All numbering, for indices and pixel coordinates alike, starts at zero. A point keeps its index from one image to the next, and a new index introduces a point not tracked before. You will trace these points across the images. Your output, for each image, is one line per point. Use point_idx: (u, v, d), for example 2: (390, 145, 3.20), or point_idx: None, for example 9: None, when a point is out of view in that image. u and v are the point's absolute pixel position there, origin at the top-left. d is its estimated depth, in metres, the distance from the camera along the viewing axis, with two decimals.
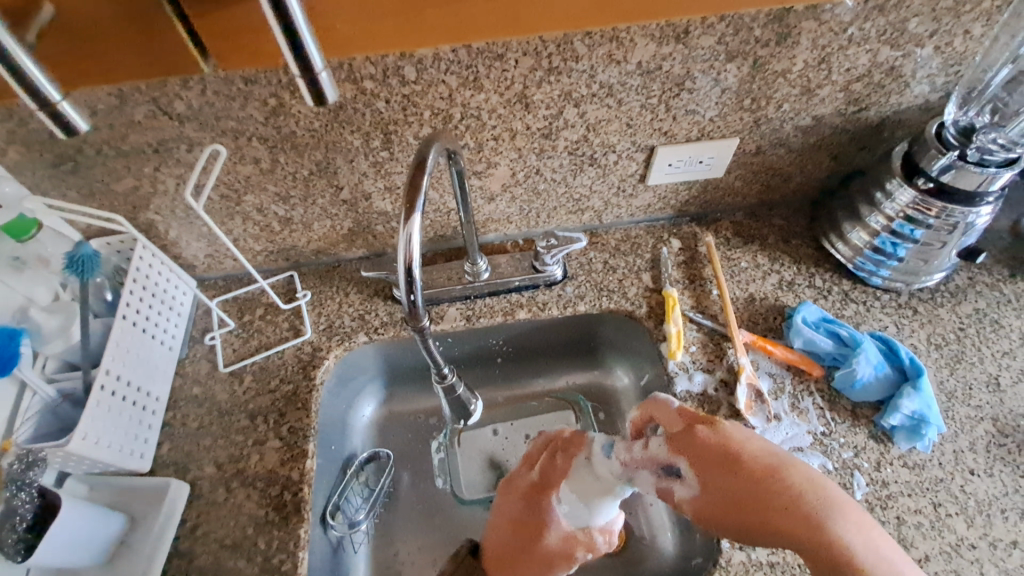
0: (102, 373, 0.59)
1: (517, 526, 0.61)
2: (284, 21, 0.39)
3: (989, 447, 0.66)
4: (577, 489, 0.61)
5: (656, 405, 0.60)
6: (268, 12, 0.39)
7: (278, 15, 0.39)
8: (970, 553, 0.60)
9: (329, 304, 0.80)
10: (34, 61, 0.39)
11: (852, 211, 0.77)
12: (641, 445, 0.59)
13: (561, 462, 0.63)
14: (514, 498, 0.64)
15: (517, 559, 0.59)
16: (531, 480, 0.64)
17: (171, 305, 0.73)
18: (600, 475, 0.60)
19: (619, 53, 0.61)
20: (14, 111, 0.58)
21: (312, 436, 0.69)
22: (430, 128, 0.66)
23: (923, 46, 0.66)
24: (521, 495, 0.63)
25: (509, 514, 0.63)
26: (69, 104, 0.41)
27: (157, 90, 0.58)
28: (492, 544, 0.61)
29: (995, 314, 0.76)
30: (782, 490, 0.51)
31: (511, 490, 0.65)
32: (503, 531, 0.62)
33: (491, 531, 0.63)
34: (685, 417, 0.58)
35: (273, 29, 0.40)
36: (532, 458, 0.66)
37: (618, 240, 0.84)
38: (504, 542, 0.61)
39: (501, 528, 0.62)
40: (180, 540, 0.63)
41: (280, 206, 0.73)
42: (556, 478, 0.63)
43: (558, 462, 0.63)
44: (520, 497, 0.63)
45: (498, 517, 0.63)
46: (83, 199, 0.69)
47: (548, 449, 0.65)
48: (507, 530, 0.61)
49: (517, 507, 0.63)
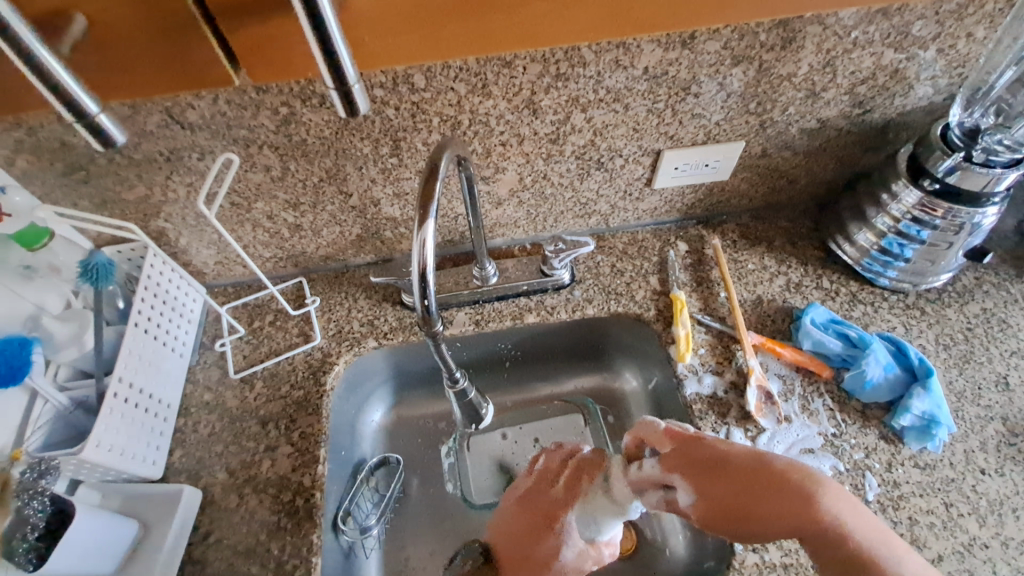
0: (115, 381, 0.59)
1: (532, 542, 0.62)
2: (323, 43, 0.40)
3: (999, 447, 0.66)
4: (592, 508, 0.61)
5: (644, 427, 0.60)
6: (308, 31, 0.40)
7: (317, 33, 0.40)
8: (983, 553, 0.60)
9: (338, 310, 0.80)
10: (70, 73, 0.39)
11: (858, 212, 0.77)
12: (636, 466, 0.59)
13: (581, 482, 0.64)
14: (532, 514, 0.64)
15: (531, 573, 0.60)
16: (551, 496, 0.64)
17: (181, 313, 0.74)
18: (614, 499, 0.59)
19: (626, 59, 0.62)
20: (26, 121, 0.59)
21: (324, 442, 0.69)
22: (439, 134, 0.67)
23: (926, 48, 0.66)
24: (539, 511, 0.64)
25: (525, 529, 0.63)
26: (105, 116, 0.42)
27: (170, 100, 0.59)
28: (507, 557, 0.62)
29: (1002, 314, 0.76)
30: (769, 478, 0.50)
31: (528, 504, 0.65)
32: (518, 544, 0.62)
33: (505, 544, 0.63)
34: (672, 436, 0.58)
35: (313, 50, 0.41)
36: (550, 473, 0.67)
37: (625, 243, 0.84)
38: (518, 555, 0.61)
39: (516, 541, 0.62)
40: (193, 546, 0.63)
41: (289, 213, 0.74)
42: (576, 495, 0.63)
43: (579, 483, 0.63)
44: (538, 513, 0.64)
45: (513, 530, 0.64)
46: (94, 207, 0.69)
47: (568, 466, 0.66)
48: (522, 545, 0.62)
49: (535, 522, 0.63)
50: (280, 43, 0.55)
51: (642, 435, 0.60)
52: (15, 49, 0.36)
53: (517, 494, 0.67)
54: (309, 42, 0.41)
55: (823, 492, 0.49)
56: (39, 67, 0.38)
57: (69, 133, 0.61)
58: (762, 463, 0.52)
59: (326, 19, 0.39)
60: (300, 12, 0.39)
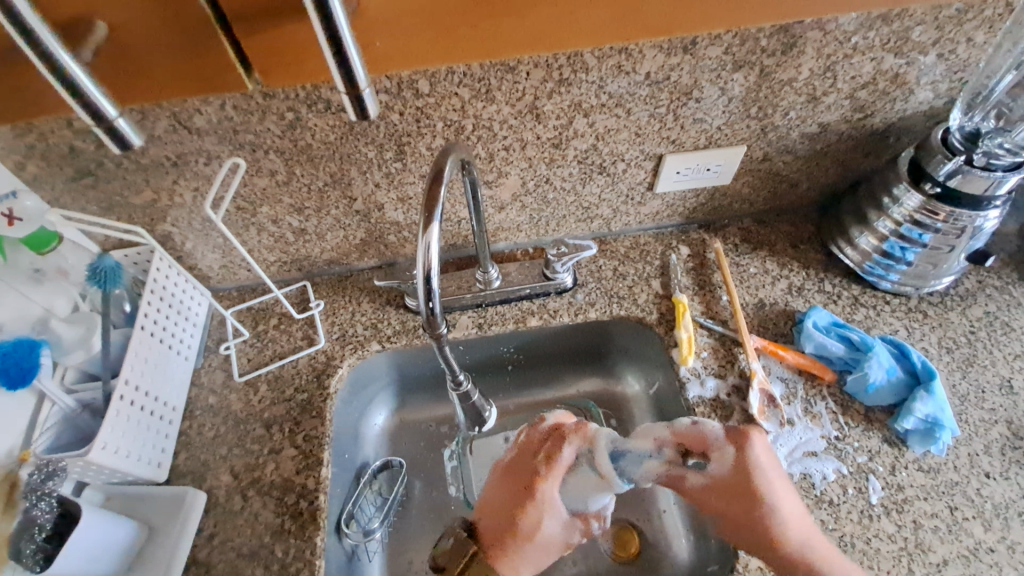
0: (122, 384, 0.60)
1: (515, 517, 0.57)
2: (335, 40, 0.40)
3: (1004, 450, 0.66)
4: (580, 482, 0.59)
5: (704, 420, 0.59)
6: (320, 27, 0.40)
7: (328, 28, 0.40)
8: (989, 557, 0.60)
9: (342, 313, 0.80)
10: (92, 79, 0.40)
11: (860, 215, 0.77)
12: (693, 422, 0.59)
13: (568, 455, 0.59)
14: (514, 486, 0.59)
15: (516, 553, 0.56)
16: (536, 466, 0.59)
17: (187, 316, 0.74)
18: (605, 477, 0.57)
19: (628, 64, 0.63)
20: (36, 127, 0.59)
21: (328, 444, 0.70)
22: (443, 139, 0.67)
23: (926, 54, 0.67)
24: (521, 482, 0.59)
25: (508, 501, 0.58)
26: (124, 121, 0.42)
27: (178, 105, 0.59)
28: (492, 530, 0.57)
29: (1005, 317, 0.76)
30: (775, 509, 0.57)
31: (513, 475, 0.60)
32: (502, 517, 0.58)
33: (492, 517, 0.58)
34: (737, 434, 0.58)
35: (325, 50, 0.41)
36: (533, 443, 0.61)
37: (627, 247, 0.85)
38: (503, 531, 0.57)
39: (500, 516, 0.58)
40: (198, 549, 0.63)
41: (294, 217, 0.74)
42: (563, 468, 0.58)
43: (565, 453, 0.58)
44: (522, 482, 0.59)
45: (496, 500, 0.59)
46: (102, 212, 0.70)
47: (550, 434, 0.60)
48: (505, 518, 0.57)
49: (518, 495, 0.58)
50: (294, 43, 0.55)
51: (700, 433, 0.58)
52: (32, 46, 0.37)
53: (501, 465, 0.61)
54: (317, 31, 0.41)
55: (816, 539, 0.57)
56: (56, 65, 0.38)
57: (78, 139, 0.62)
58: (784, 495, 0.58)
59: (339, 22, 0.40)
60: (314, 16, 0.39)
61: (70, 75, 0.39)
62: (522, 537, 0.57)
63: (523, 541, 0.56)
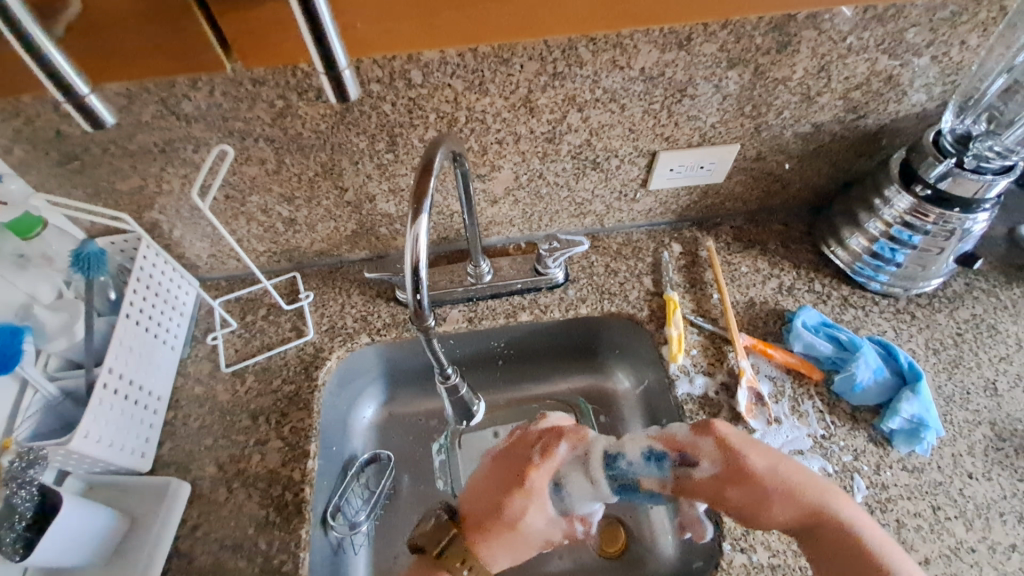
0: (105, 371, 0.59)
1: (501, 500, 0.57)
2: (311, 17, 0.39)
3: (987, 451, 0.67)
4: (576, 483, 0.59)
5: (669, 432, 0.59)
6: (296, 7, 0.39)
7: (306, 9, 0.39)
8: (970, 556, 0.60)
9: (331, 305, 0.80)
10: (60, 50, 0.39)
11: (851, 217, 0.78)
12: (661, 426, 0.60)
13: (562, 450, 0.60)
14: (507, 470, 0.59)
15: (498, 536, 0.56)
16: (528, 456, 0.60)
17: (174, 305, 0.74)
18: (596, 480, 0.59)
19: (623, 59, 0.62)
20: (22, 109, 0.58)
21: (315, 436, 0.69)
22: (435, 131, 0.67)
23: (920, 56, 0.67)
24: (512, 468, 0.59)
25: (499, 484, 0.59)
26: (96, 98, 0.41)
27: (166, 90, 0.59)
28: (474, 513, 0.57)
29: (992, 319, 0.77)
30: (790, 487, 0.54)
31: (506, 462, 0.60)
32: (489, 498, 0.58)
33: (475, 502, 0.58)
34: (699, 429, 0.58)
35: (305, 39, 0.41)
36: (532, 434, 0.62)
37: (619, 244, 0.85)
38: (487, 512, 0.57)
39: (487, 496, 0.58)
40: (180, 540, 0.63)
41: (284, 207, 0.74)
42: (557, 462, 0.59)
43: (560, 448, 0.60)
44: (512, 470, 0.59)
45: (486, 481, 0.60)
46: (87, 198, 0.69)
47: (548, 431, 0.62)
48: (492, 499, 0.58)
49: (507, 479, 0.59)
50: (268, 27, 0.54)
51: (669, 435, 0.59)
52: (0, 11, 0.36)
53: (488, 456, 0.62)
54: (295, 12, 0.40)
55: (854, 508, 0.54)
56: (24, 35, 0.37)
57: (65, 123, 0.61)
58: (815, 481, 0.55)
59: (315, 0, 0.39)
60: (297, 9, 0.39)
61: (40, 47, 0.37)
62: (507, 522, 0.56)
63: (506, 525, 0.56)
